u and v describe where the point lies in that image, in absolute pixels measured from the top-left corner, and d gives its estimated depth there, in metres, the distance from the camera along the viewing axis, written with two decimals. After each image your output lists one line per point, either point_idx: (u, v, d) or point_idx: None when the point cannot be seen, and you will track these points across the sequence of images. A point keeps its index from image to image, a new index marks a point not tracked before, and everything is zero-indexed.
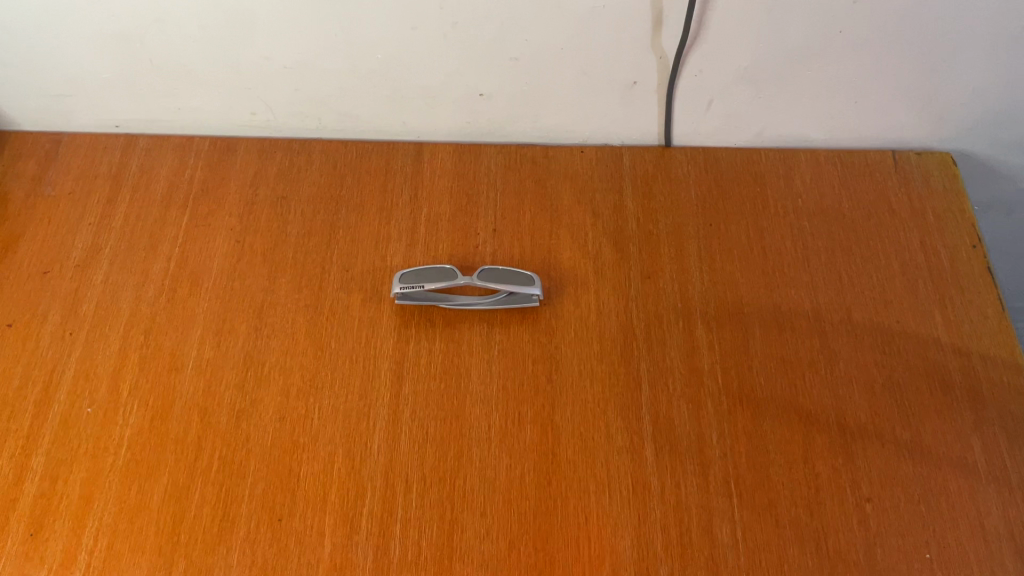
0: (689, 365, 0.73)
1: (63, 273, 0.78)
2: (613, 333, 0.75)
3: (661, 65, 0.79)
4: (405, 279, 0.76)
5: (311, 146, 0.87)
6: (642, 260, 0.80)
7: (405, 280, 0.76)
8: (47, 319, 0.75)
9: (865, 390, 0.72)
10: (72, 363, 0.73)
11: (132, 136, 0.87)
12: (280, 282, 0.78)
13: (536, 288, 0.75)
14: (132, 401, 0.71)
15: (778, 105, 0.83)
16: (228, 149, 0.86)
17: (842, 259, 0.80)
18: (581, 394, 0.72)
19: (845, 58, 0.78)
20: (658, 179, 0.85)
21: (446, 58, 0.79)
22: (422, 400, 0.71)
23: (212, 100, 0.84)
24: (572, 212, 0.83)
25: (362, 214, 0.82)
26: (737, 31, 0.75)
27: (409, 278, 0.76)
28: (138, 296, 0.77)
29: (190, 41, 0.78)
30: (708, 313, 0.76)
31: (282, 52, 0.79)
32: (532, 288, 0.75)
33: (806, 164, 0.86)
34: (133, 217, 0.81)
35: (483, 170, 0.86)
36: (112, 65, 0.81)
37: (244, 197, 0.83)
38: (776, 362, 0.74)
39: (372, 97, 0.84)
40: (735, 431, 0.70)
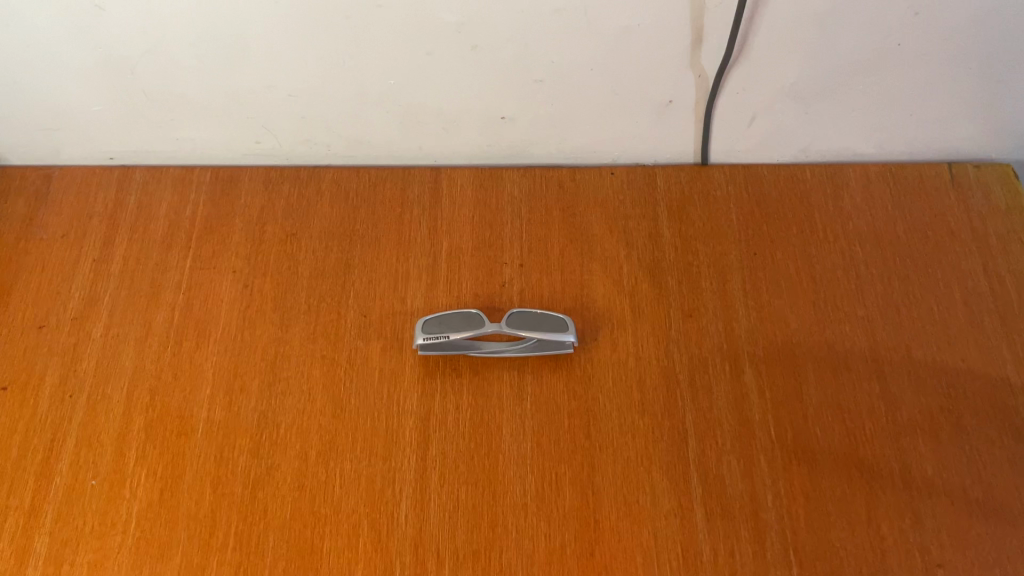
0: (738, 416, 0.68)
1: (59, 328, 0.72)
2: (654, 381, 0.69)
3: (700, 83, 0.72)
4: (427, 328, 0.70)
5: (321, 173, 0.81)
6: (682, 296, 0.74)
7: (427, 329, 0.70)
8: (44, 380, 0.70)
9: (929, 439, 0.67)
10: (73, 430, 0.67)
11: (127, 169, 0.81)
12: (293, 331, 0.72)
13: (570, 335, 0.70)
14: (139, 470, 0.66)
15: (827, 121, 0.76)
16: (231, 180, 0.80)
17: (899, 290, 0.74)
18: (623, 451, 0.66)
19: (903, 71, 0.71)
20: (696, 202, 0.79)
21: (465, 82, 0.72)
22: (451, 462, 0.66)
23: (212, 129, 0.77)
24: (604, 243, 0.77)
25: (378, 251, 0.76)
26: (785, 47, 0.68)
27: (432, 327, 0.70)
28: (141, 351, 0.71)
29: (185, 71, 0.71)
30: (756, 355, 0.71)
31: (285, 80, 0.72)
32: (566, 335, 0.69)
33: (856, 181, 0.79)
34: (133, 261, 0.76)
35: (507, 197, 0.79)
36: (102, 98, 0.74)
37: (251, 236, 0.77)
38: (832, 411, 0.68)
39: (384, 123, 0.77)
40: (791, 490, 0.65)
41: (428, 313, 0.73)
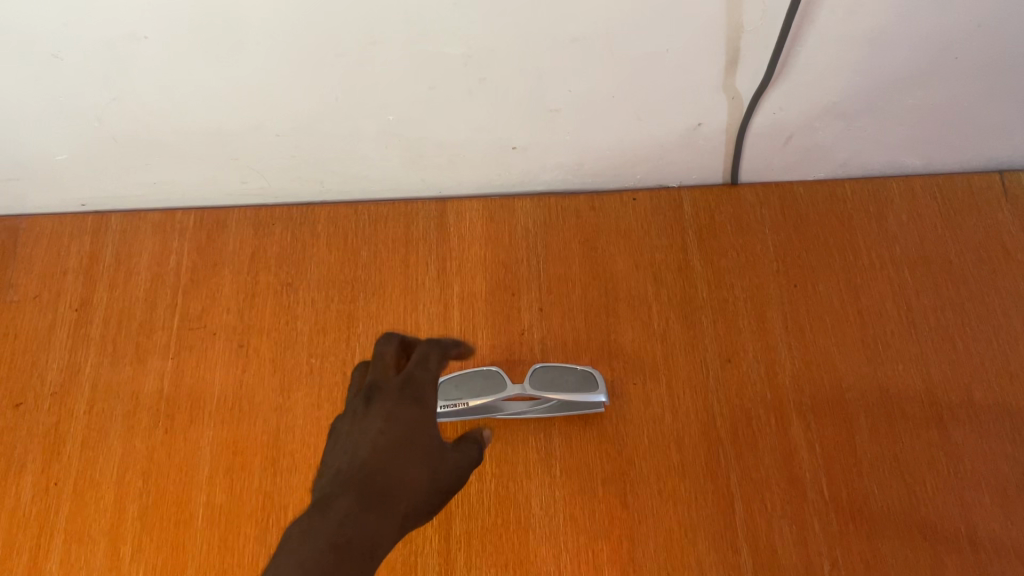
0: (787, 475, 0.62)
1: (38, 406, 0.66)
2: (693, 439, 0.64)
3: (733, 105, 0.65)
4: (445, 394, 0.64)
5: (315, 211, 0.74)
6: (718, 339, 0.67)
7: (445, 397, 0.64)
8: (26, 467, 0.64)
9: (996, 493, 0.61)
10: (61, 523, 0.62)
11: (101, 216, 0.74)
12: (296, 396, 0.66)
13: (600, 398, 0.63)
14: (136, 567, 0.60)
15: (870, 136, 0.69)
16: (217, 224, 0.73)
17: (954, 321, 0.67)
18: (665, 520, 0.61)
19: (961, 86, 0.63)
20: (727, 229, 0.72)
21: (473, 114, 0.64)
22: (477, 542, 0.61)
23: (192, 171, 0.70)
24: (630, 279, 0.70)
25: (383, 300, 0.70)
26: (830, 65, 0.61)
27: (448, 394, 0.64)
28: (130, 428, 0.65)
29: (158, 117, 0.63)
30: (804, 404, 0.65)
31: (271, 120, 0.64)
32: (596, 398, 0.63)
33: (901, 198, 0.73)
34: (115, 323, 0.69)
35: (521, 230, 0.72)
36: (67, 145, 0.66)
37: (243, 288, 0.70)
38: (888, 464, 0.62)
39: (383, 158, 0.69)
40: (850, 558, 0.59)
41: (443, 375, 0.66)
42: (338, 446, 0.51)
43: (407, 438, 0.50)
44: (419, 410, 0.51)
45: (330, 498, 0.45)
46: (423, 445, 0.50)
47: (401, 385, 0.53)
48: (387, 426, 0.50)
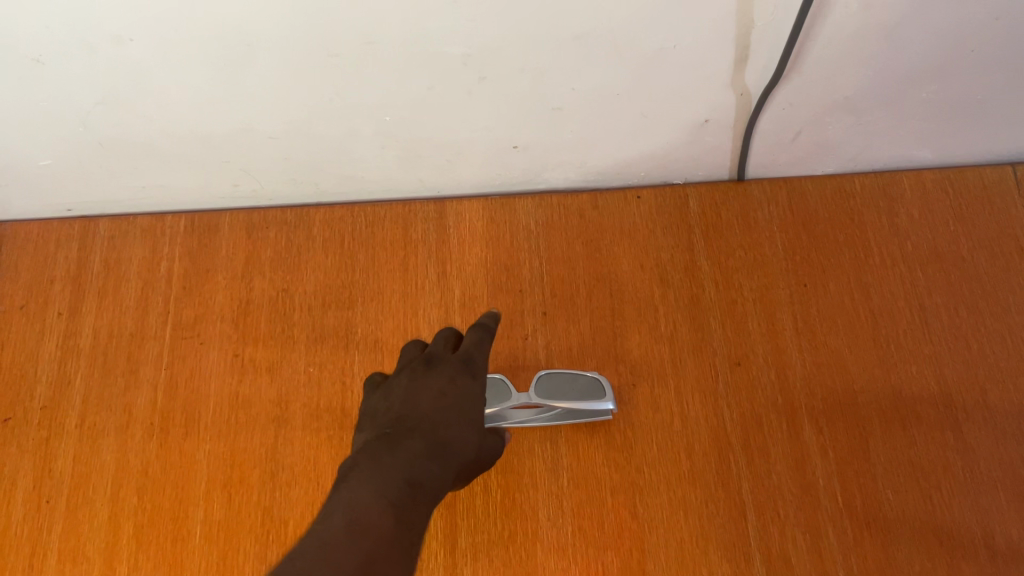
0: (800, 481, 0.61)
1: (28, 421, 0.64)
2: (704, 445, 0.62)
3: (741, 101, 0.62)
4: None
5: (310, 213, 0.72)
6: (728, 341, 0.66)
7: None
8: (16, 485, 0.62)
9: (1014, 497, 0.60)
10: (55, 543, 0.60)
11: (88, 221, 0.71)
12: (294, 407, 0.64)
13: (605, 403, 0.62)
14: None
15: (881, 130, 0.67)
16: (209, 229, 0.71)
17: (968, 320, 0.66)
18: (676, 531, 0.59)
19: (976, 79, 0.61)
20: (734, 227, 0.70)
21: (473, 114, 0.62)
22: (484, 556, 0.59)
23: (182, 175, 0.67)
24: (635, 281, 0.68)
25: (382, 305, 0.68)
26: (843, 60, 0.58)
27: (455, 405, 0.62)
28: (124, 442, 0.63)
29: (145, 121, 0.61)
30: (816, 408, 0.63)
31: (263, 122, 0.62)
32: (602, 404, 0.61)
33: (912, 193, 0.71)
34: (105, 334, 0.67)
35: (523, 231, 0.70)
36: (52, 151, 0.63)
37: (237, 295, 0.68)
38: (904, 469, 0.61)
39: (380, 159, 0.67)
40: (866, 567, 0.58)
41: None
42: (393, 399, 0.52)
43: (465, 406, 0.51)
44: (479, 386, 0.53)
45: (398, 441, 0.46)
46: (477, 416, 0.51)
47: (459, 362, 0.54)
48: (450, 386, 0.52)
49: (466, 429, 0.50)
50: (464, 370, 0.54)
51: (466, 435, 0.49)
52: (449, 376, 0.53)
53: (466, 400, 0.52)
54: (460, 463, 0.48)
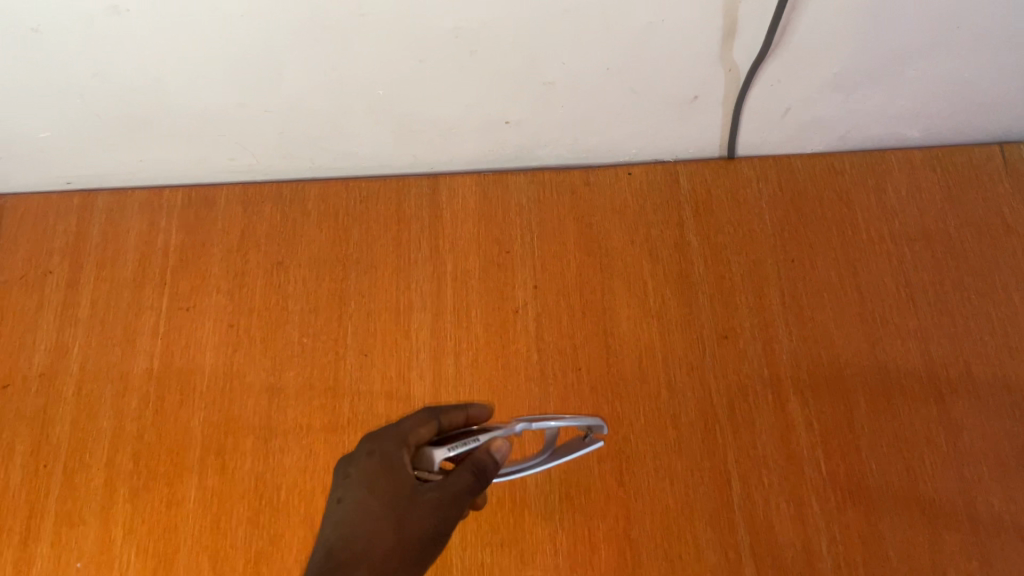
0: (784, 452, 0.62)
1: (26, 387, 0.65)
2: (690, 417, 0.63)
3: (730, 77, 0.63)
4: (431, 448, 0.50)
5: (305, 188, 0.73)
6: (715, 315, 0.67)
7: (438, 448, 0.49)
8: (15, 449, 0.63)
9: (996, 469, 0.61)
10: (52, 506, 0.61)
11: (87, 194, 0.72)
12: (288, 376, 0.65)
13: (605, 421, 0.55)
14: (129, 549, 0.59)
15: (869, 108, 0.68)
16: (206, 203, 0.72)
17: (954, 295, 0.67)
18: (661, 499, 0.60)
19: (962, 56, 0.62)
20: (723, 202, 0.71)
21: (465, 88, 0.63)
22: (472, 521, 0.60)
23: (179, 149, 0.68)
24: (625, 256, 0.69)
25: (375, 278, 0.69)
26: (829, 36, 0.59)
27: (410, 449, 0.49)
28: (120, 409, 0.64)
29: (143, 92, 0.62)
30: (801, 380, 0.64)
31: (259, 95, 0.63)
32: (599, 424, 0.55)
33: (900, 172, 0.72)
34: (102, 304, 0.68)
35: (515, 206, 0.71)
36: (51, 123, 0.64)
37: (233, 267, 0.69)
38: (887, 440, 0.62)
39: (375, 134, 0.68)
40: (848, 536, 0.59)
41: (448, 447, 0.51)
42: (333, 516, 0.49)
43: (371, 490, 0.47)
44: (380, 461, 0.48)
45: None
46: (387, 496, 0.47)
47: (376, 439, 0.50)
48: (354, 483, 0.47)
49: (377, 525, 0.46)
50: (381, 436, 0.49)
51: (372, 532, 0.45)
52: (356, 455, 0.49)
53: (374, 479, 0.47)
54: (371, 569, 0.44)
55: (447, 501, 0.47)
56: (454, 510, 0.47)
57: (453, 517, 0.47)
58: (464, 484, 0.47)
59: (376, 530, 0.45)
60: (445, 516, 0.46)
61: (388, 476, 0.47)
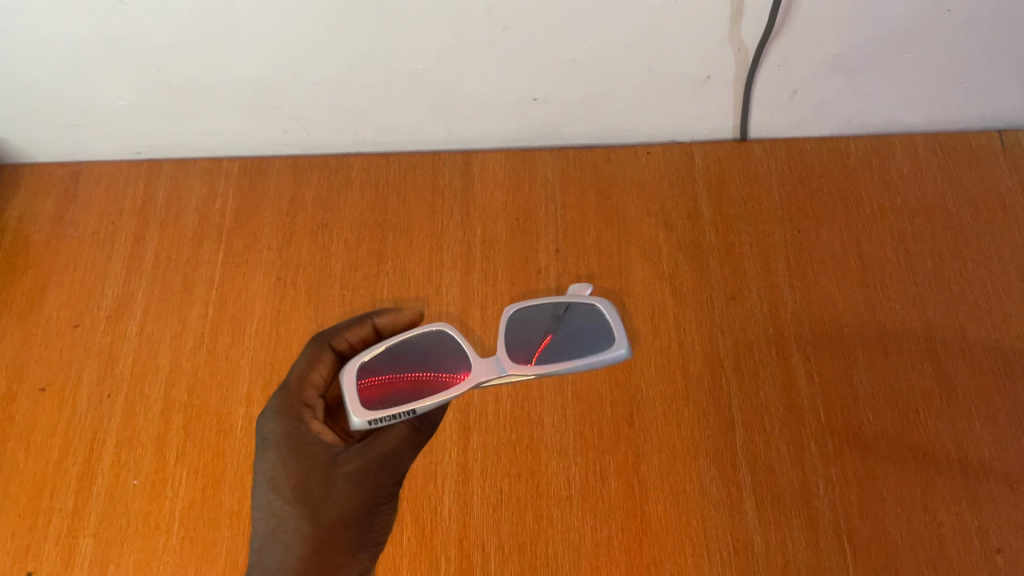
0: (786, 401, 0.66)
1: (95, 328, 0.72)
2: (698, 367, 0.68)
3: (739, 57, 0.68)
4: (359, 412, 0.53)
5: (350, 161, 0.80)
6: (724, 278, 0.72)
7: (360, 413, 0.53)
8: (82, 380, 0.70)
9: (986, 421, 0.64)
10: (114, 431, 0.67)
11: (155, 162, 0.80)
12: (328, 323, 0.71)
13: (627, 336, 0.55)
14: (181, 469, 0.66)
15: (872, 92, 0.72)
16: (260, 172, 0.79)
17: (951, 265, 0.71)
18: (668, 440, 0.65)
19: (957, 42, 0.66)
20: (735, 178, 0.77)
21: (495, 66, 0.69)
22: (491, 454, 0.65)
23: (238, 120, 0.75)
24: (641, 225, 0.75)
25: (410, 240, 0.75)
26: (829, 21, 0.64)
27: (309, 412, 0.62)
28: (177, 348, 0.71)
29: (210, 65, 0.68)
30: (804, 337, 0.69)
31: (311, 69, 0.69)
32: (617, 348, 0.55)
33: (904, 154, 0.77)
34: (165, 257, 0.75)
35: (541, 179, 0.78)
36: (128, 94, 0.71)
37: (282, 227, 0.76)
38: (884, 392, 0.66)
39: (414, 110, 0.74)
40: (845, 478, 0.63)
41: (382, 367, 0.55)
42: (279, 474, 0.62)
43: (282, 487, 0.60)
44: (284, 439, 0.60)
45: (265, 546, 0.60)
46: (313, 470, 0.60)
47: (282, 408, 0.61)
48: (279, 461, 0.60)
49: (314, 495, 0.60)
50: (280, 413, 0.61)
51: (312, 500, 0.59)
52: (262, 438, 0.61)
53: (282, 471, 0.60)
54: (321, 525, 0.59)
55: (360, 479, 0.60)
56: (373, 478, 0.60)
57: (377, 482, 0.60)
58: (382, 451, 0.60)
59: (315, 501, 0.59)
60: (367, 481, 0.60)
61: (297, 463, 0.60)
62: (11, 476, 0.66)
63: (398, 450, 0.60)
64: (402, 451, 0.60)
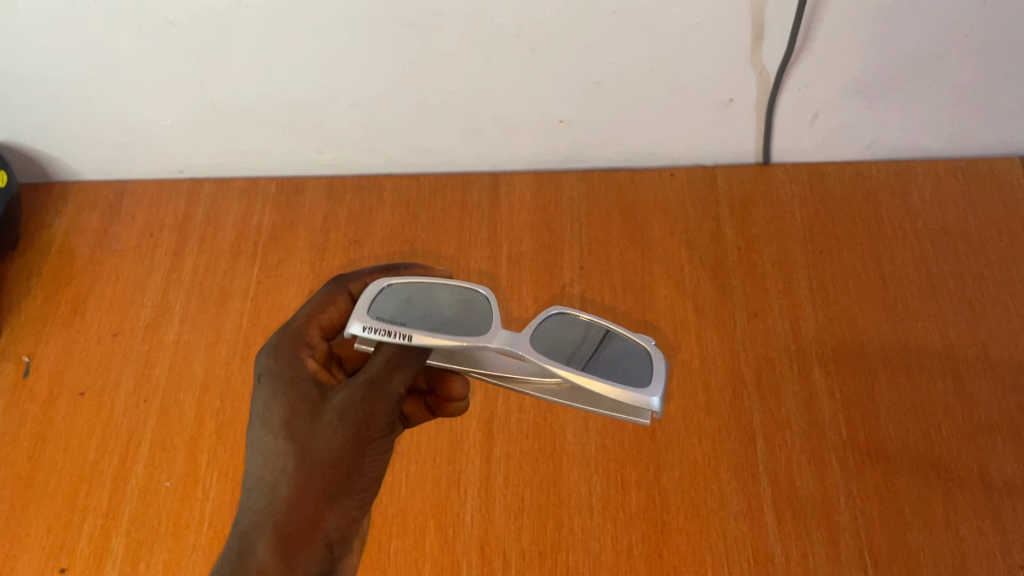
0: (807, 415, 0.67)
1: (134, 336, 0.75)
2: (720, 382, 0.69)
3: (760, 81, 0.70)
4: (360, 315, 0.48)
5: (382, 181, 0.82)
6: (747, 296, 0.73)
7: (359, 318, 0.48)
8: (120, 385, 0.72)
9: (1009, 438, 0.64)
10: (149, 434, 0.69)
11: (196, 182, 0.84)
12: None
13: (662, 380, 0.44)
14: (211, 472, 0.67)
15: (893, 115, 0.74)
16: (296, 191, 0.82)
17: (973, 286, 0.72)
18: (689, 452, 0.66)
19: (975, 66, 0.67)
20: (757, 200, 0.78)
21: (522, 88, 0.71)
22: (514, 463, 0.67)
23: (277, 141, 0.79)
24: (664, 243, 0.77)
25: (438, 256, 0.77)
26: (849, 42, 0.65)
27: (307, 351, 0.56)
28: (212, 356, 0.73)
29: (251, 85, 0.71)
30: (826, 354, 0.69)
31: (347, 90, 0.72)
32: (649, 393, 0.43)
33: (924, 179, 0.78)
34: (202, 270, 0.78)
35: (567, 200, 0.80)
36: (173, 113, 0.75)
37: (315, 243, 0.79)
38: (906, 409, 0.66)
39: (445, 131, 0.77)
40: (866, 491, 0.63)
41: (415, 288, 0.51)
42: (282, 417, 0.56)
43: (270, 421, 0.51)
44: (278, 377, 0.54)
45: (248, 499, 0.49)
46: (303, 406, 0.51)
47: (283, 347, 0.56)
48: (271, 401, 0.53)
49: (301, 431, 0.49)
50: (278, 349, 0.56)
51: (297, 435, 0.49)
52: (258, 376, 0.55)
53: (273, 407, 0.52)
54: (302, 460, 0.47)
55: (347, 410, 0.48)
56: (360, 405, 0.48)
57: (365, 411, 0.48)
58: (368, 375, 0.49)
59: (301, 435, 0.49)
60: (352, 409, 0.48)
61: (289, 396, 0.52)
62: (49, 475, 0.68)
63: (386, 374, 0.48)
64: (392, 372, 0.48)
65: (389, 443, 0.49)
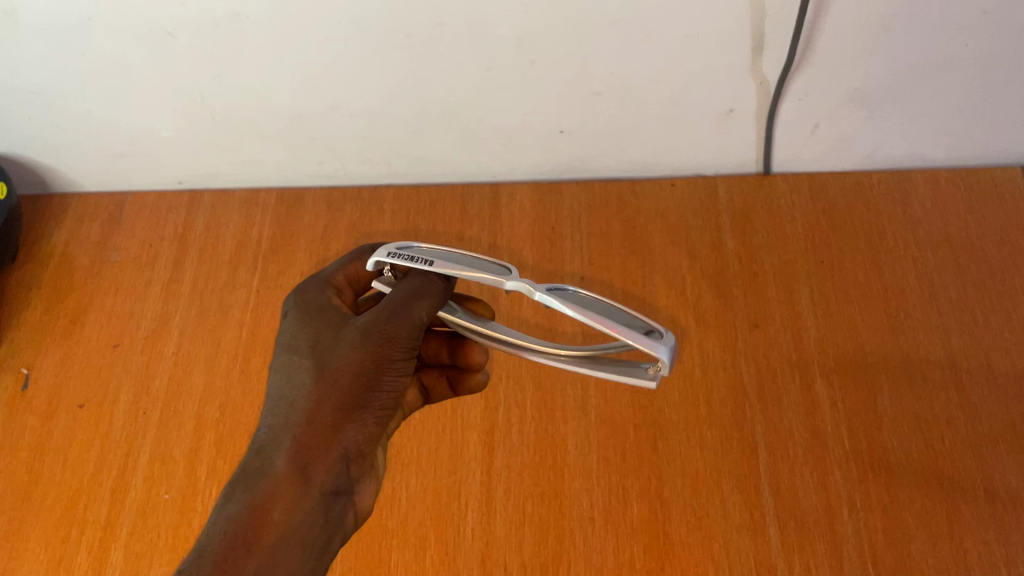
0: (810, 426, 0.66)
1: (133, 348, 0.75)
2: (721, 392, 0.69)
3: (760, 91, 0.70)
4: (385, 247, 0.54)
5: (382, 192, 0.82)
6: (748, 306, 0.73)
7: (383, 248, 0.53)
8: (120, 397, 0.72)
9: (1013, 450, 0.64)
10: (148, 446, 0.69)
11: (196, 193, 0.84)
12: None
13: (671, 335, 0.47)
14: (211, 485, 0.67)
15: (894, 125, 0.74)
16: (296, 202, 0.82)
17: (975, 296, 0.71)
18: (691, 464, 0.65)
19: (975, 75, 0.67)
20: (758, 210, 0.78)
21: (522, 98, 0.71)
22: (515, 475, 0.66)
23: (277, 152, 0.79)
24: (665, 253, 0.76)
25: None
26: (849, 51, 0.65)
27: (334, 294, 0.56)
28: (212, 368, 0.73)
29: (251, 97, 0.71)
30: (828, 365, 0.69)
31: (348, 102, 0.72)
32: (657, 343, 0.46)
33: (926, 188, 0.78)
34: (202, 281, 0.78)
35: (567, 210, 0.80)
36: (174, 124, 0.75)
37: (315, 254, 0.79)
38: (909, 420, 0.66)
39: (446, 142, 0.77)
40: (869, 503, 0.62)
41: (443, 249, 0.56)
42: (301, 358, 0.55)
43: (291, 345, 0.51)
44: (299, 307, 0.54)
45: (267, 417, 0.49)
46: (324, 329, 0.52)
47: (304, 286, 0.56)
48: (291, 327, 0.53)
49: (322, 350, 0.50)
50: (299, 287, 0.56)
51: (319, 354, 0.50)
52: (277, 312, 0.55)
53: (293, 334, 0.52)
54: (325, 375, 0.48)
55: (368, 330, 0.49)
56: (382, 326, 0.49)
57: (387, 331, 0.49)
58: (390, 300, 0.51)
59: (323, 354, 0.50)
60: (375, 328, 0.49)
61: (310, 324, 0.52)
62: (47, 487, 0.68)
63: (409, 303, 0.50)
64: (412, 302, 0.51)
65: (409, 367, 0.51)
